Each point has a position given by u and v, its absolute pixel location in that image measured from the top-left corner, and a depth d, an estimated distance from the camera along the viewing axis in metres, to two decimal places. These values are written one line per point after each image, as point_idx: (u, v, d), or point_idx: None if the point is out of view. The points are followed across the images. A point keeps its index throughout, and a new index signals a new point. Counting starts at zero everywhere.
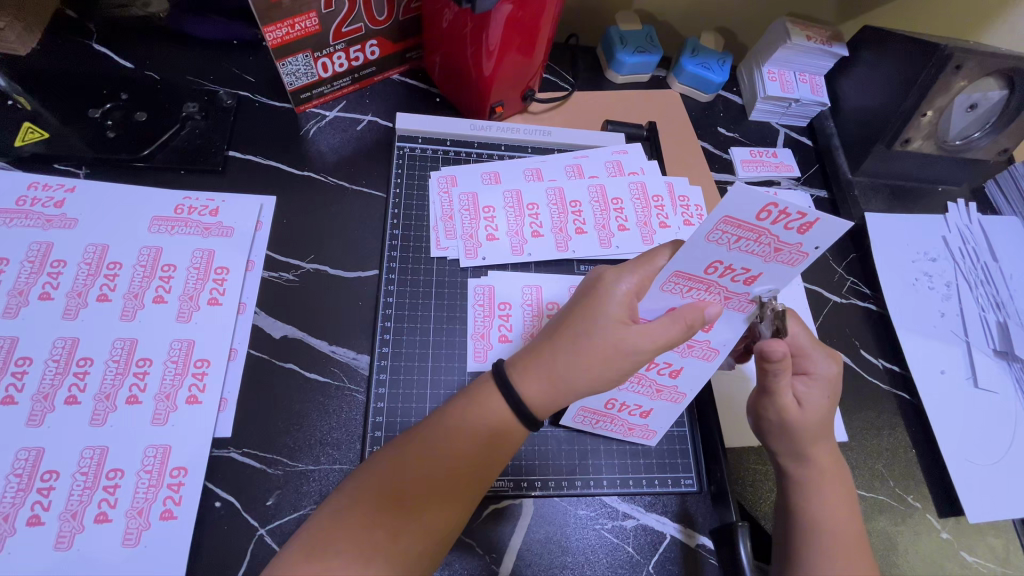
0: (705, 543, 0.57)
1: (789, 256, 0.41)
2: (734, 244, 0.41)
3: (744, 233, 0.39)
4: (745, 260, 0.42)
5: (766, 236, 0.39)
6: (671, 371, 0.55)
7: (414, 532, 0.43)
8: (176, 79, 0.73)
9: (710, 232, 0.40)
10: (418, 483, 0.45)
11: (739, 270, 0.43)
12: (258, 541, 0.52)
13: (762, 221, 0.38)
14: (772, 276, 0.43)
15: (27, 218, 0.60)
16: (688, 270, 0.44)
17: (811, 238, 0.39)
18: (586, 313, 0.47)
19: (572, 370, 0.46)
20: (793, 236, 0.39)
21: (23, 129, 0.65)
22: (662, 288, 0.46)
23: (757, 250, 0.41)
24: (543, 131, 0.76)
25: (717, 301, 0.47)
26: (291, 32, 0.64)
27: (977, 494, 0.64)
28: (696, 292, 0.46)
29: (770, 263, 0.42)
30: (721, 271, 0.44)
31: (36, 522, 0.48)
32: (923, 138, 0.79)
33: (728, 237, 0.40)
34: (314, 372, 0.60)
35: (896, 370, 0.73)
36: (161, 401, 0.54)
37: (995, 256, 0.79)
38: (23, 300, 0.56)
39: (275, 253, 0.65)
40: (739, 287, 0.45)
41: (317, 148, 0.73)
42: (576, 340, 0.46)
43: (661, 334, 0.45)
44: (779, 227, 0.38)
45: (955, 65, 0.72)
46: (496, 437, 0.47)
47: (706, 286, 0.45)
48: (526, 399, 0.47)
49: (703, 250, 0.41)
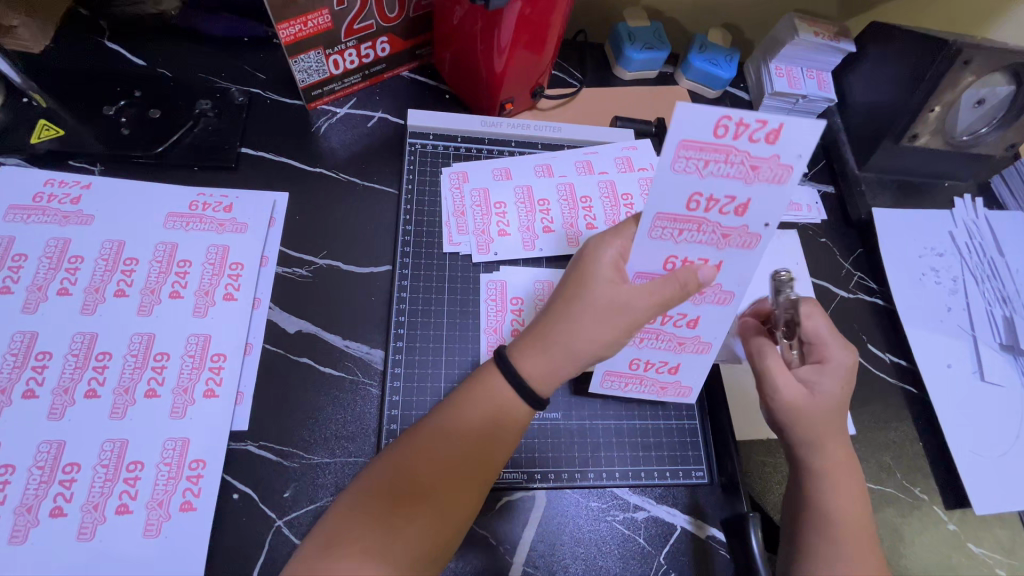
0: (716, 535, 0.58)
1: (770, 171, 0.42)
2: (705, 170, 0.42)
3: (710, 155, 0.41)
4: (726, 186, 0.43)
5: (734, 153, 0.41)
6: (688, 321, 0.54)
7: (426, 520, 0.44)
8: (188, 75, 0.74)
9: (675, 161, 0.42)
10: (427, 469, 0.45)
11: (724, 199, 0.43)
12: (276, 532, 0.53)
13: (723, 137, 0.40)
14: (761, 200, 0.43)
15: (44, 214, 0.61)
16: (670, 208, 0.44)
17: (785, 147, 0.40)
18: (579, 279, 0.48)
19: (570, 341, 0.47)
20: (764, 148, 0.40)
21: (39, 126, 0.66)
22: (650, 234, 0.46)
23: (732, 172, 0.42)
24: (553, 127, 0.76)
25: (714, 242, 0.46)
26: (303, 29, 0.64)
27: (984, 486, 0.65)
28: (688, 233, 0.46)
29: (752, 184, 0.42)
30: (705, 204, 0.44)
31: (60, 513, 0.49)
32: (931, 134, 0.79)
33: (695, 163, 0.42)
34: (329, 367, 0.60)
35: (903, 363, 0.73)
36: (179, 395, 0.55)
37: (1001, 251, 0.80)
38: (42, 296, 0.57)
39: (289, 248, 0.66)
40: (732, 220, 0.44)
41: (329, 145, 0.73)
42: (572, 307, 0.47)
43: (658, 290, 0.46)
44: (743, 140, 0.40)
45: (963, 60, 0.71)
46: (501, 422, 0.48)
47: (696, 224, 0.45)
48: (525, 375, 0.47)
49: (675, 182, 0.43)
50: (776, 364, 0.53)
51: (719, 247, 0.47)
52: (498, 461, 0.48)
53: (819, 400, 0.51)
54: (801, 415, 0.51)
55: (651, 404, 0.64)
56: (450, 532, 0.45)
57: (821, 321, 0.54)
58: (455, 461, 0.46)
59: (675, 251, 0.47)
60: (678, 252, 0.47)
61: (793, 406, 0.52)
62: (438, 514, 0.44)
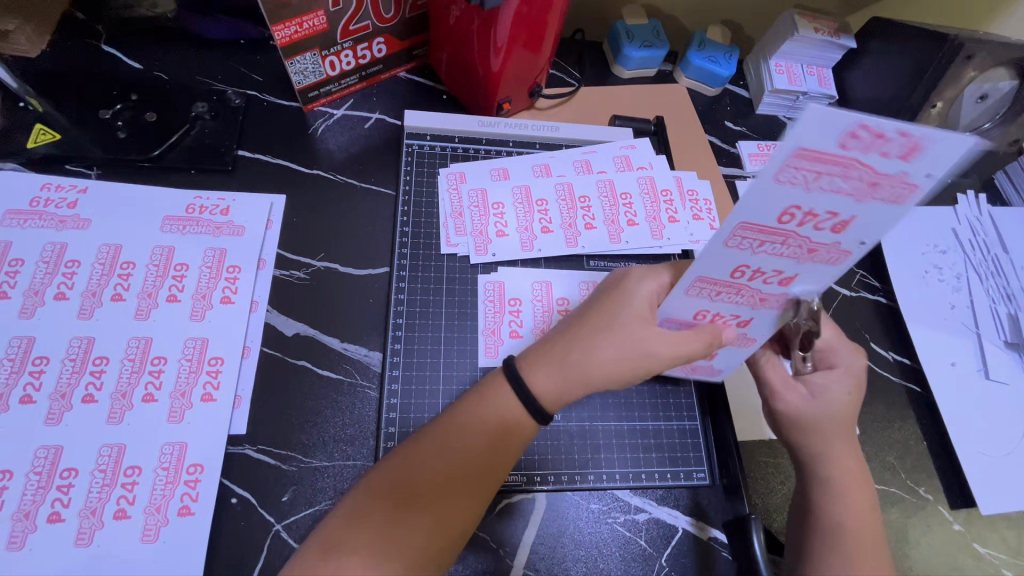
0: (717, 536, 0.57)
1: (891, 190, 0.31)
2: (813, 181, 0.32)
3: (826, 167, 0.31)
4: (832, 202, 0.33)
5: (857, 169, 0.30)
6: (741, 321, 0.48)
7: (431, 523, 0.44)
8: (184, 78, 0.74)
9: (780, 170, 0.31)
10: (434, 470, 0.45)
11: (825, 215, 0.34)
12: (275, 536, 0.52)
13: (851, 150, 0.29)
14: (868, 219, 0.34)
15: (41, 219, 0.61)
16: (758, 220, 0.35)
17: (924, 166, 0.29)
18: (611, 308, 0.49)
19: (585, 371, 0.46)
20: (896, 166, 0.30)
21: (35, 130, 0.66)
22: (686, 292, 0.45)
23: (844, 187, 0.32)
24: (551, 127, 0.76)
25: (751, 301, 0.45)
26: (299, 30, 0.64)
27: (989, 486, 0.64)
28: (769, 246, 0.38)
29: (863, 202, 0.33)
30: (800, 218, 0.35)
31: (57, 518, 0.49)
32: (932, 131, 0.80)
33: (804, 175, 0.31)
34: (328, 369, 0.60)
35: (907, 363, 0.72)
36: (177, 399, 0.55)
37: (1005, 247, 0.79)
38: (39, 300, 0.57)
39: (286, 250, 0.65)
40: (824, 236, 0.36)
41: (326, 146, 0.73)
42: (594, 334, 0.47)
43: (682, 345, 0.47)
44: (875, 156, 0.30)
45: (967, 54, 0.71)
46: (507, 430, 0.47)
47: (782, 238, 0.37)
48: (533, 389, 0.47)
49: (772, 195, 0.33)
50: (777, 376, 0.54)
51: (798, 260, 0.39)
52: (504, 466, 0.47)
53: (823, 403, 0.51)
54: (801, 419, 0.51)
55: (651, 405, 0.63)
56: (454, 536, 0.45)
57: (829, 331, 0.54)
58: (461, 464, 0.46)
59: (708, 306, 0.47)
60: (751, 263, 0.40)
61: (797, 410, 0.52)
62: (442, 518, 0.44)
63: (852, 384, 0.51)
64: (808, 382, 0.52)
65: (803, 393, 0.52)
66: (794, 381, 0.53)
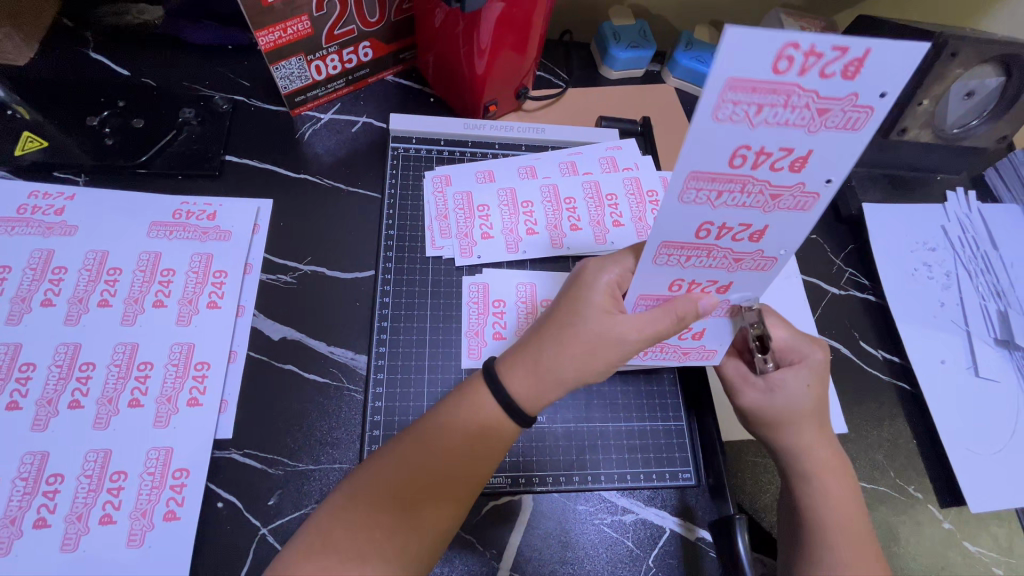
0: (705, 537, 0.57)
1: (842, 115, 0.31)
2: (756, 117, 0.31)
3: (766, 98, 0.30)
4: (783, 136, 0.32)
5: (797, 95, 0.30)
6: (718, 287, 0.47)
7: (410, 524, 0.44)
8: (172, 84, 0.74)
9: (717, 107, 0.31)
10: (415, 472, 0.45)
11: (779, 152, 0.33)
12: (261, 540, 0.52)
13: (787, 75, 0.29)
14: (826, 150, 0.33)
15: (28, 226, 0.61)
16: (708, 166, 0.35)
17: (867, 82, 0.29)
18: (575, 304, 0.49)
19: (553, 360, 0.47)
20: (839, 87, 0.29)
21: (23, 138, 0.66)
22: (656, 260, 0.43)
23: (792, 120, 0.31)
24: (536, 128, 0.76)
25: (724, 264, 0.44)
26: (283, 35, 0.64)
27: (980, 483, 0.64)
28: (728, 195, 0.37)
29: (816, 133, 0.32)
30: (753, 159, 0.34)
31: (43, 524, 0.49)
32: (921, 127, 0.78)
33: (744, 110, 0.31)
34: (313, 373, 0.60)
35: (896, 361, 0.72)
36: (163, 404, 0.55)
37: (995, 244, 0.78)
38: (26, 307, 0.57)
39: (273, 255, 0.66)
40: (785, 176, 0.35)
41: (313, 150, 0.73)
42: (561, 329, 0.48)
43: (649, 326, 0.46)
44: (813, 77, 0.29)
45: (951, 52, 0.69)
46: (486, 430, 0.47)
47: (740, 184, 0.36)
48: (510, 391, 0.47)
49: (716, 137, 0.33)
50: (736, 375, 0.56)
51: (763, 210, 0.38)
52: (484, 468, 0.47)
53: (786, 400, 0.51)
54: (769, 417, 0.52)
55: (637, 406, 0.63)
56: (432, 539, 0.45)
57: (784, 324, 0.54)
58: (440, 464, 0.46)
59: (682, 274, 0.45)
60: (715, 217, 0.39)
61: (757, 407, 0.53)
62: (420, 520, 0.44)
63: (813, 377, 0.52)
64: (765, 377, 0.53)
65: (763, 390, 0.53)
66: (753, 377, 0.54)
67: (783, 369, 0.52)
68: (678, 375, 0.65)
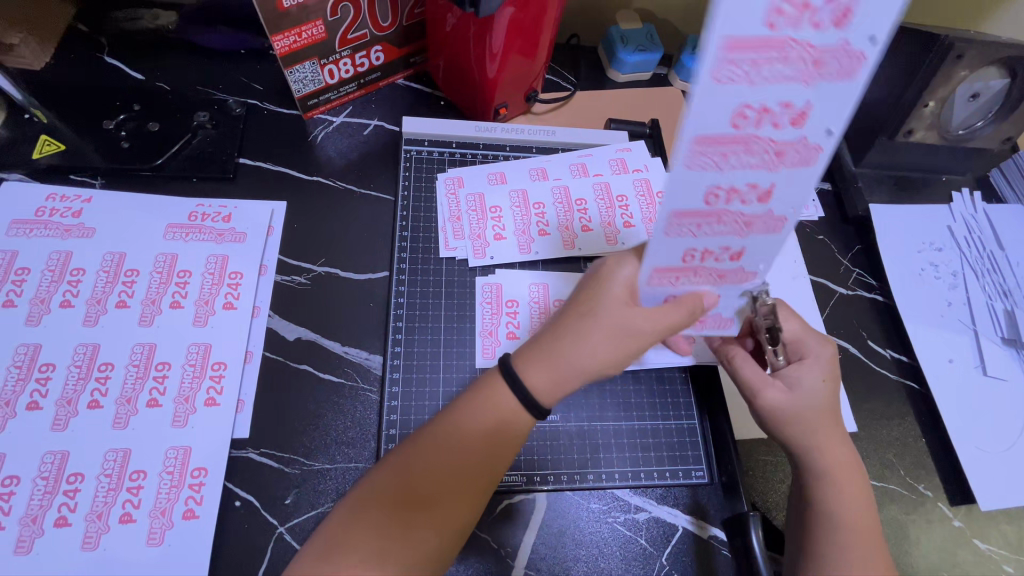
0: (717, 535, 0.58)
1: (836, 64, 0.33)
2: (758, 74, 0.33)
3: (765, 53, 0.32)
4: (782, 91, 0.34)
5: (793, 47, 0.32)
6: (732, 255, 0.46)
7: (424, 523, 0.44)
8: (186, 88, 0.75)
9: (718, 69, 0.32)
10: (430, 470, 0.46)
11: (779, 109, 0.35)
12: (279, 539, 0.53)
13: (782, 28, 0.31)
14: (825, 102, 0.35)
15: (46, 228, 0.62)
16: (713, 129, 0.35)
17: (856, 29, 0.32)
18: (593, 294, 0.49)
19: (572, 359, 0.47)
20: (830, 37, 0.32)
21: (40, 141, 0.67)
22: (666, 232, 0.43)
23: (790, 73, 0.33)
24: (547, 131, 0.76)
25: (736, 229, 0.43)
26: (298, 40, 0.65)
27: (989, 482, 0.65)
28: (734, 156, 0.37)
29: (813, 85, 0.34)
30: (755, 117, 0.35)
31: (64, 522, 0.50)
32: (926, 129, 0.79)
33: (743, 69, 0.32)
34: (329, 373, 0.61)
35: (905, 360, 0.73)
36: (181, 404, 0.56)
37: (1000, 244, 0.79)
38: (45, 308, 0.58)
39: (288, 256, 0.66)
40: (787, 132, 0.36)
41: (326, 153, 0.74)
42: (578, 320, 0.48)
43: (665, 317, 0.47)
44: (805, 29, 0.31)
45: (956, 54, 0.70)
46: (500, 428, 0.48)
47: (744, 144, 0.37)
48: (529, 386, 0.47)
49: (719, 99, 0.34)
50: (753, 373, 0.54)
51: (771, 169, 0.39)
52: (497, 466, 0.48)
53: (804, 395, 0.52)
54: (782, 414, 0.52)
55: (649, 405, 0.63)
56: (446, 538, 0.45)
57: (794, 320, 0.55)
58: (455, 462, 0.46)
59: (694, 243, 0.44)
60: (723, 182, 0.39)
61: (777, 406, 0.52)
62: (434, 518, 0.45)
63: (825, 372, 0.53)
64: (779, 372, 0.54)
65: (781, 386, 0.53)
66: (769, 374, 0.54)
67: (794, 364, 0.54)
68: (689, 374, 0.66)
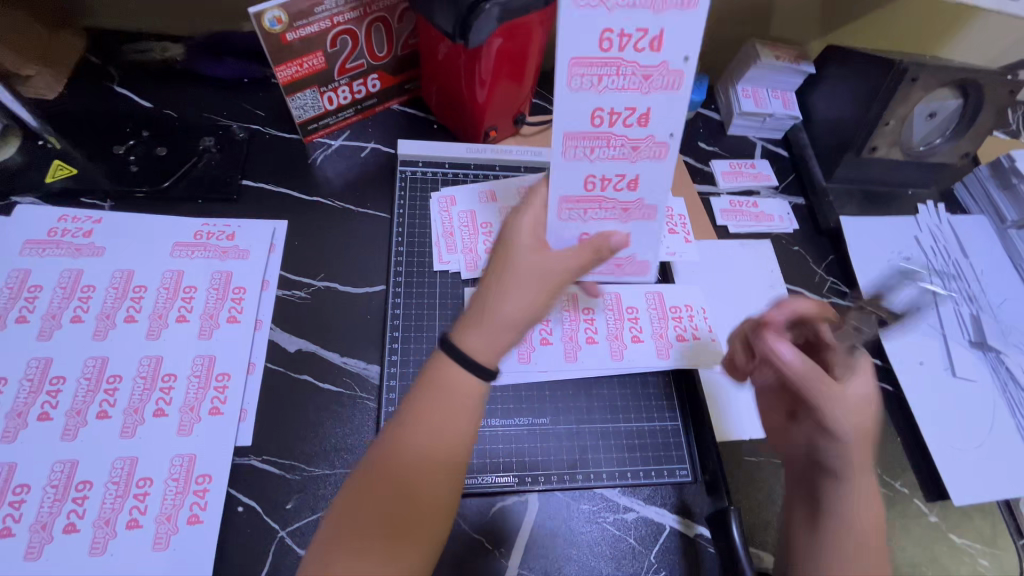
0: (703, 533, 0.60)
1: (663, 78, 0.52)
2: (603, 85, 0.52)
3: (602, 70, 0.51)
4: (625, 99, 0.53)
5: (624, 66, 0.51)
6: (628, 182, 0.58)
7: (411, 520, 0.44)
8: (192, 114, 0.79)
9: (571, 80, 0.51)
10: (401, 468, 0.44)
11: (635, 32, 0.49)
12: (280, 542, 0.55)
13: (612, 50, 0.50)
14: (660, 106, 0.54)
15: (58, 247, 0.65)
16: (584, 51, 0.50)
17: (670, 54, 0.51)
18: (510, 253, 0.51)
19: (503, 311, 0.47)
20: (652, 57, 0.51)
21: (53, 166, 0.71)
22: (565, 155, 0.55)
23: (627, 84, 0.52)
24: (535, 152, 0.81)
25: (624, 151, 0.56)
26: (300, 70, 0.70)
27: (962, 478, 0.68)
28: (608, 79, 0.52)
29: (649, 93, 0.53)
30: (617, 41, 0.50)
31: (73, 529, 0.52)
32: (888, 145, 0.84)
33: (590, 79, 0.52)
34: (328, 383, 0.64)
35: (879, 363, 0.77)
36: (186, 413, 0.58)
37: (964, 253, 0.84)
38: (56, 323, 0.61)
39: (289, 272, 0.70)
40: (649, 57, 0.51)
41: (325, 174, 0.78)
42: (503, 279, 0.49)
43: (573, 259, 0.52)
44: (630, 51, 0.50)
45: (911, 77, 0.76)
46: (460, 409, 0.46)
47: (613, 66, 0.51)
48: (467, 350, 0.46)
49: (578, 100, 0.52)
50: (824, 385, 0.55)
51: (642, 93, 0.53)
52: (463, 436, 0.46)
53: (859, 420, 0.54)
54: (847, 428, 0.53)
55: (634, 407, 0.66)
56: (437, 526, 0.45)
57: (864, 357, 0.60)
58: (422, 448, 0.45)
59: (592, 169, 0.57)
60: (603, 103, 0.53)
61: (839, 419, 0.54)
62: (418, 511, 0.44)
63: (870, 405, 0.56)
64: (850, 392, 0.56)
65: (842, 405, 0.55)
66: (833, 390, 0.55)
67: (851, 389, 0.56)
68: (675, 377, 0.69)
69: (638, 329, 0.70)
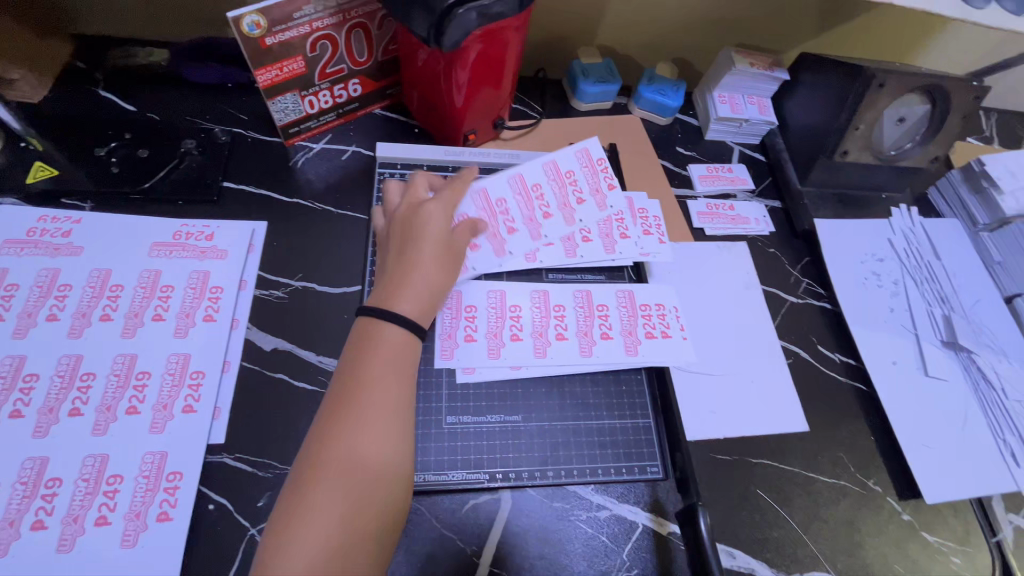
0: (675, 530, 0.61)
1: (569, 213, 0.76)
2: (553, 184, 0.77)
3: (560, 179, 0.78)
4: (559, 199, 0.77)
5: (574, 190, 0.78)
6: (511, 227, 0.74)
7: (370, 482, 0.48)
8: (175, 118, 0.80)
9: (545, 164, 0.78)
10: (358, 435, 0.49)
11: (580, 187, 0.78)
12: (249, 541, 0.55)
13: (569, 175, 0.78)
14: (560, 227, 0.75)
15: (37, 247, 0.65)
16: (555, 164, 0.78)
17: (591, 215, 0.77)
18: (424, 238, 0.63)
19: (423, 279, 0.60)
20: (575, 204, 0.77)
21: (35, 167, 0.71)
22: (508, 180, 0.76)
23: (559, 196, 0.77)
24: (511, 155, 0.83)
25: (523, 215, 0.75)
26: (280, 74, 0.71)
27: (934, 476, 0.68)
28: (551, 182, 0.77)
29: (564, 213, 0.76)
30: (568, 176, 0.78)
31: (40, 526, 0.51)
32: (859, 150, 0.85)
33: (555, 173, 0.78)
34: (303, 381, 0.64)
35: (852, 363, 0.78)
36: (159, 411, 0.58)
37: (937, 255, 0.85)
38: (31, 322, 0.61)
39: (267, 272, 0.70)
40: (572, 206, 0.77)
41: (306, 177, 0.79)
42: (422, 258, 0.61)
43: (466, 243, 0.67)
44: (576, 189, 0.78)
45: (878, 83, 0.78)
46: (400, 372, 0.54)
47: (558, 182, 0.77)
48: (400, 313, 0.57)
49: (537, 171, 0.78)
50: None
51: (559, 208, 0.76)
52: (405, 398, 0.53)
53: None
54: None
55: (606, 405, 0.67)
56: (400, 479, 0.50)
57: None
58: (363, 416, 0.50)
59: (506, 202, 0.75)
60: (541, 186, 0.77)
61: None
62: (373, 470, 0.48)
63: None
64: None
65: None
66: None
67: None
68: (648, 376, 0.70)
69: (608, 326, 0.70)
